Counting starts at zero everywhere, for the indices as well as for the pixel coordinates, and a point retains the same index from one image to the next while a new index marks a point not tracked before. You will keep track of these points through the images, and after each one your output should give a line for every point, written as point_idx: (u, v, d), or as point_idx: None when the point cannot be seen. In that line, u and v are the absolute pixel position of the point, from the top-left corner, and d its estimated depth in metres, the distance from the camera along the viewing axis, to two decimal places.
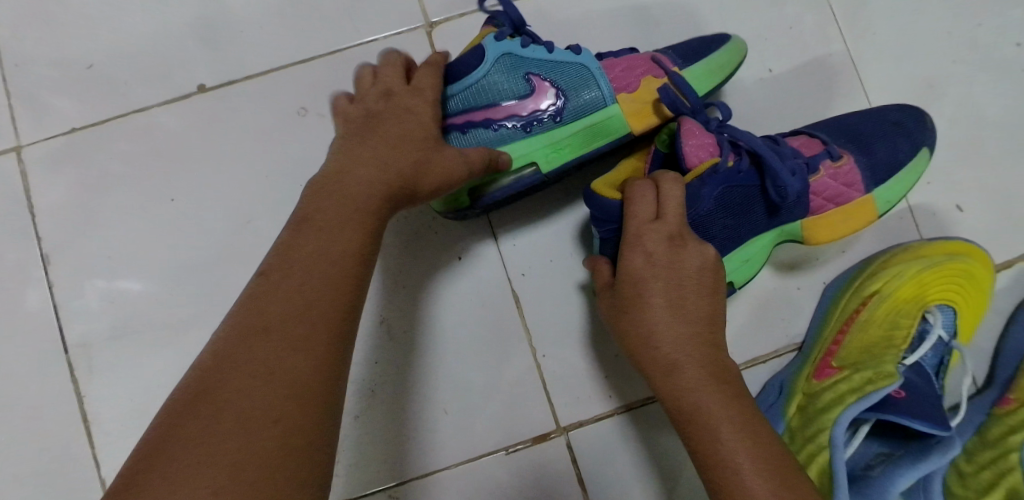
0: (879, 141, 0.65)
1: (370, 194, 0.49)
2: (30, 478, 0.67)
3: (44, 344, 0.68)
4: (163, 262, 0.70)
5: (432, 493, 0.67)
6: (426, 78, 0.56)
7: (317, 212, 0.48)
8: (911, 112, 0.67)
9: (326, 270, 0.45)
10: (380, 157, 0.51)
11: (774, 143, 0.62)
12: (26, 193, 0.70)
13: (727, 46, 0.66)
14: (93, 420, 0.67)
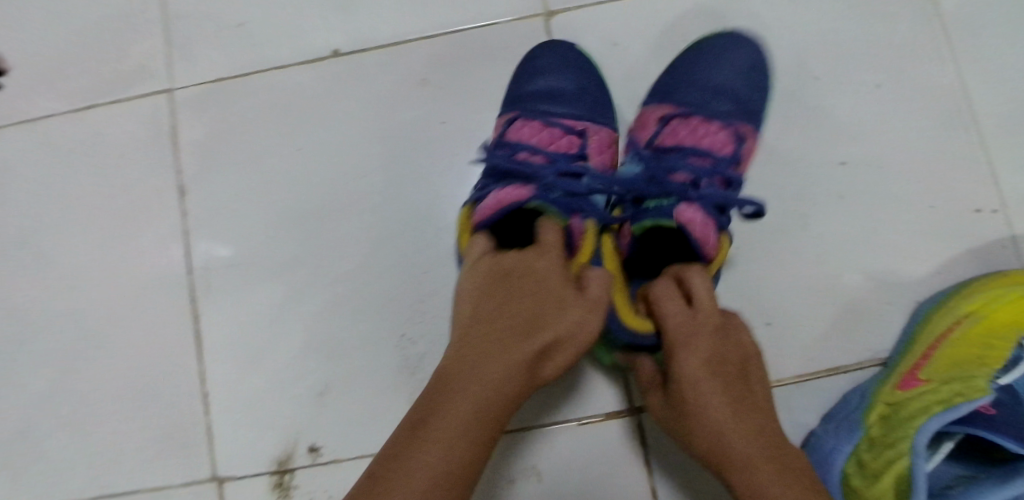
0: (746, 89, 0.71)
1: (510, 361, 0.52)
2: (146, 384, 0.74)
3: (170, 266, 0.75)
4: (282, 207, 0.75)
5: (504, 449, 0.70)
6: (553, 258, 0.57)
7: (463, 362, 0.52)
8: (745, 42, 0.73)
9: (474, 402, 0.51)
10: (508, 310, 0.54)
11: (700, 158, 0.68)
12: (171, 130, 0.77)
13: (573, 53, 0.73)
14: (205, 339, 0.73)
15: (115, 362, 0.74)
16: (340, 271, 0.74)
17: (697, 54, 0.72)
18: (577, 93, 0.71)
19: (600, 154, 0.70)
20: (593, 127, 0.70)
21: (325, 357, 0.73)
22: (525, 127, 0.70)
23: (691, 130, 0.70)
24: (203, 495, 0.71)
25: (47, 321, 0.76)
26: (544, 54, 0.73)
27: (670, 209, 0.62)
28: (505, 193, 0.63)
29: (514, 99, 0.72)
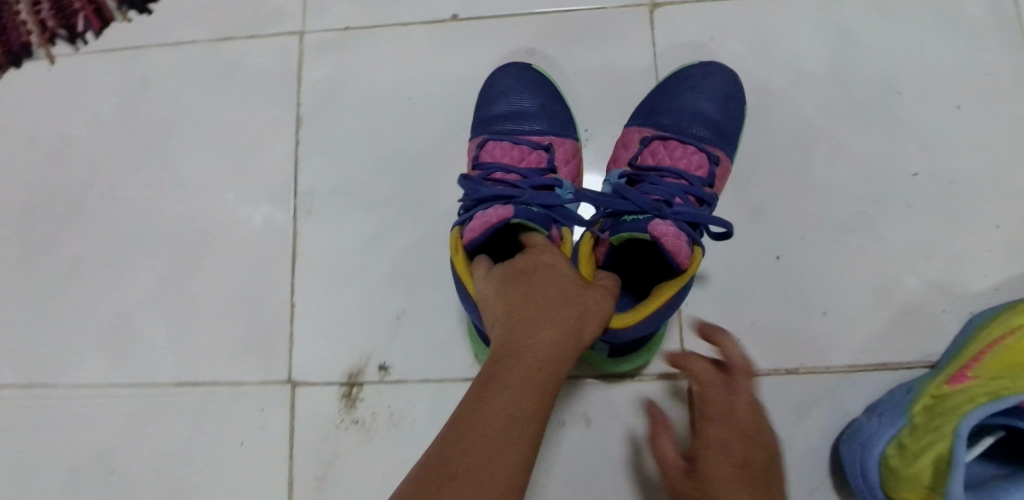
0: (721, 116, 0.77)
1: (551, 339, 0.56)
2: (238, 287, 0.80)
3: (279, 186, 0.83)
4: (386, 148, 0.83)
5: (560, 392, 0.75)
6: (550, 258, 0.62)
7: (509, 342, 0.56)
8: (724, 73, 0.78)
9: (528, 374, 0.54)
10: (535, 307, 0.57)
11: (678, 177, 0.73)
12: (298, 68, 0.85)
13: (526, 72, 0.80)
14: (301, 254, 0.80)
15: (216, 264, 0.82)
16: (431, 211, 0.80)
17: (675, 82, 0.78)
18: (538, 111, 0.78)
19: (566, 166, 0.77)
20: (558, 138, 0.77)
21: (405, 286, 0.79)
22: (495, 144, 0.77)
23: (670, 152, 0.76)
24: (276, 395, 0.76)
25: (158, 222, 0.84)
26: (502, 78, 0.80)
27: (643, 224, 0.65)
28: (490, 214, 0.66)
29: (482, 123, 0.79)
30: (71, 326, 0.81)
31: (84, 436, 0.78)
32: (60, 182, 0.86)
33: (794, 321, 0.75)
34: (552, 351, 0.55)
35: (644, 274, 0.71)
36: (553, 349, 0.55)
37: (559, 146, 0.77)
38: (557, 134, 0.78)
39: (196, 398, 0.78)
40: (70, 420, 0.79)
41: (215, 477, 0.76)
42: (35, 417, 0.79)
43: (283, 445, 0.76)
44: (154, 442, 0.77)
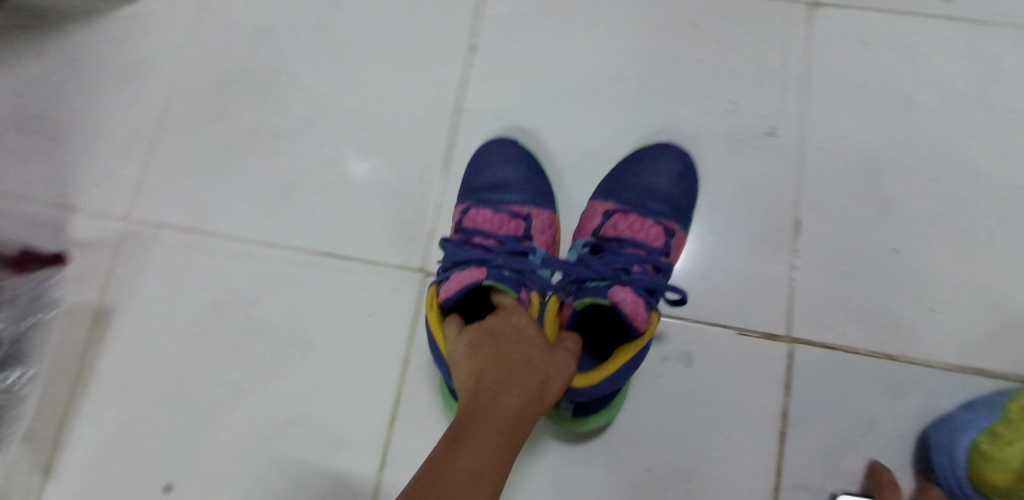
0: (679, 192, 0.82)
1: (519, 391, 0.61)
2: (392, 183, 0.89)
3: (444, 102, 0.91)
4: (547, 85, 0.89)
5: (667, 327, 0.80)
6: (517, 319, 0.68)
7: (478, 397, 0.61)
8: (679, 154, 0.84)
9: (497, 423, 0.59)
10: (498, 376, 0.62)
11: (637, 247, 0.79)
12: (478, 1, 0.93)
13: (512, 144, 0.86)
14: (453, 164, 0.88)
15: (375, 159, 0.90)
16: (578, 150, 0.87)
17: (640, 160, 0.84)
18: (519, 184, 0.84)
19: (541, 235, 0.83)
20: (538, 208, 0.84)
21: None
22: (478, 212, 0.83)
23: (630, 225, 0.81)
24: (410, 280, 0.86)
25: (332, 112, 0.93)
26: (490, 151, 0.86)
27: (603, 293, 0.72)
28: (463, 275, 0.74)
29: (470, 192, 0.85)
30: (241, 187, 0.92)
31: (236, 281, 0.89)
32: (254, 63, 0.97)
33: (899, 313, 0.79)
34: (511, 416, 0.60)
35: (605, 340, 0.77)
36: (521, 400, 0.61)
37: (536, 216, 0.83)
38: (535, 205, 0.84)
39: (339, 270, 0.87)
40: (228, 268, 0.90)
41: (342, 339, 0.86)
42: (198, 256, 0.91)
43: (410, 323, 0.85)
44: (295, 300, 0.87)
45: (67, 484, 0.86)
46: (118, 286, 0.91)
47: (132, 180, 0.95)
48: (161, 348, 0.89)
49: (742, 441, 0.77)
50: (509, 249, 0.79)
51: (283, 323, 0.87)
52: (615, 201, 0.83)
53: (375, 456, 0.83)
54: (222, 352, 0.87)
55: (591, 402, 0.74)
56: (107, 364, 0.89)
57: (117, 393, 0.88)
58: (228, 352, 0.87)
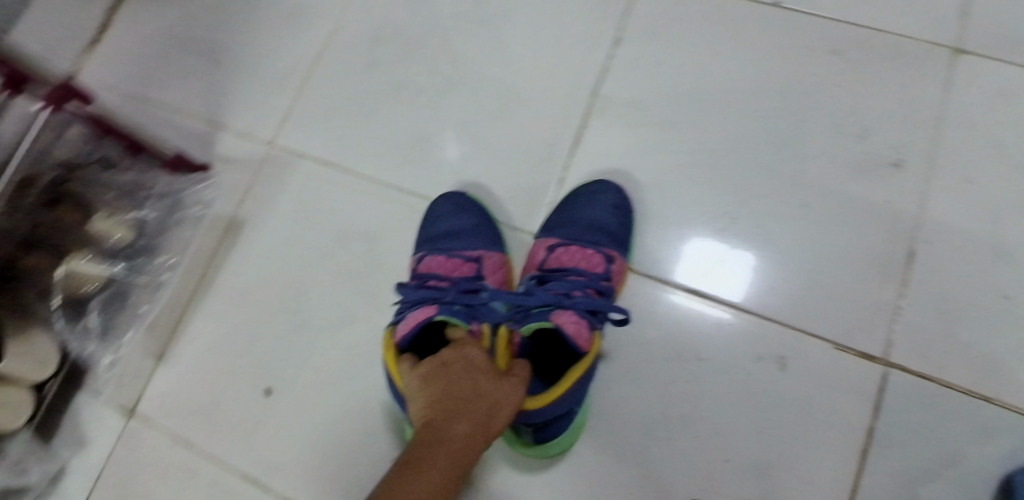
0: (615, 223, 0.87)
1: (466, 426, 0.67)
2: (519, 152, 0.93)
3: (582, 86, 0.94)
4: (684, 84, 0.93)
5: (765, 329, 0.83)
6: (469, 351, 0.73)
7: (432, 431, 0.67)
8: (613, 188, 0.88)
9: (444, 456, 0.65)
10: (447, 415, 0.67)
11: (578, 276, 0.84)
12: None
13: (464, 195, 0.91)
14: (580, 144, 0.92)
15: (506, 127, 0.94)
16: (706, 149, 0.90)
17: (577, 197, 0.89)
18: (473, 229, 0.89)
19: (493, 275, 0.88)
20: (488, 251, 0.88)
21: (658, 200, 0.89)
22: (432, 261, 0.87)
23: (571, 256, 0.86)
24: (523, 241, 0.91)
25: (473, 78, 0.98)
26: (439, 207, 0.90)
27: (545, 320, 0.79)
28: (416, 316, 0.80)
29: (423, 243, 0.90)
30: (378, 133, 0.98)
31: (360, 218, 0.94)
32: (407, 23, 1.02)
33: (1001, 358, 0.79)
34: (455, 450, 0.66)
35: (553, 370, 0.82)
36: (469, 433, 0.67)
37: (489, 257, 0.88)
38: (488, 245, 0.89)
39: None
40: (354, 205, 0.95)
41: None
42: (328, 190, 0.96)
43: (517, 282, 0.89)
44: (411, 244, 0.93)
45: (176, 371, 0.94)
46: (251, 204, 0.97)
47: (278, 111, 1.02)
48: (281, 268, 0.95)
49: (824, 452, 0.79)
50: (461, 287, 0.84)
51: (397, 264, 0.92)
52: (558, 237, 0.87)
53: None
54: (336, 280, 0.93)
55: (547, 427, 0.78)
56: (229, 272, 0.95)
57: (234, 300, 0.95)
58: (342, 281, 0.93)
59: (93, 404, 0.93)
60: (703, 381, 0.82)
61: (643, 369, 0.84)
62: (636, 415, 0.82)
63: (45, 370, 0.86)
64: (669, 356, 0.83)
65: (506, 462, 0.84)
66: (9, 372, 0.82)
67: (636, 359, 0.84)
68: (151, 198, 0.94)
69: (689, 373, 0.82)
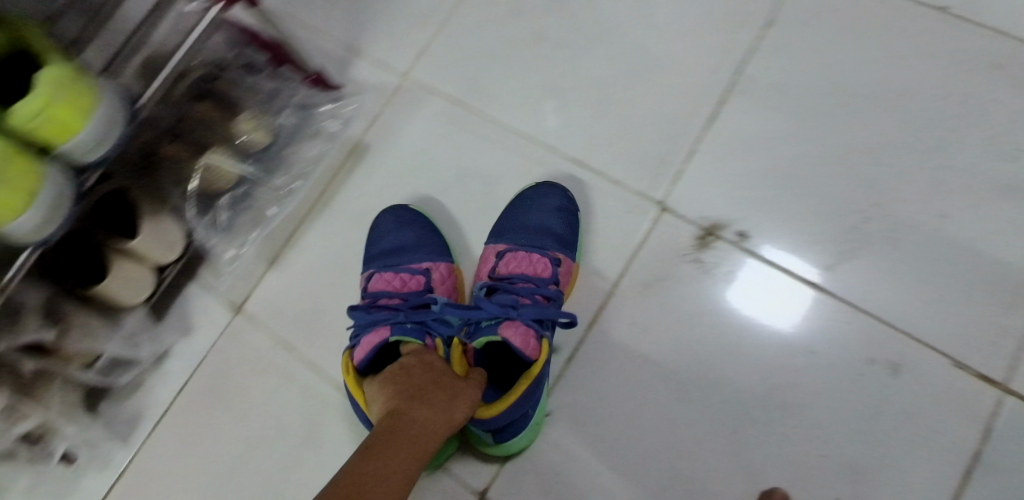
0: (561, 225, 0.88)
1: (429, 413, 0.69)
2: (652, 119, 0.92)
3: (727, 61, 0.92)
4: (835, 75, 0.89)
5: (882, 334, 0.82)
6: (425, 358, 0.76)
7: (396, 417, 0.69)
8: (559, 190, 0.90)
9: (408, 437, 0.67)
10: (409, 405, 0.70)
11: (526, 281, 0.85)
12: None
13: (407, 208, 0.93)
14: (717, 120, 0.90)
15: (643, 92, 0.93)
16: (849, 144, 0.87)
17: (521, 201, 0.91)
18: (417, 244, 0.90)
19: (441, 286, 0.89)
20: (434, 263, 0.90)
21: (790, 188, 0.87)
22: (380, 279, 0.89)
23: (520, 262, 0.88)
24: (646, 209, 0.89)
25: (615, 37, 0.96)
26: (384, 222, 0.93)
27: (490, 332, 0.79)
28: (370, 335, 0.80)
29: (371, 263, 0.91)
30: (512, 79, 0.98)
31: (485, 159, 0.95)
32: None
33: None
34: (417, 434, 0.68)
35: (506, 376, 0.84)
36: (433, 419, 0.69)
37: (436, 269, 0.90)
38: (433, 256, 0.90)
39: (580, 180, 0.92)
40: (478, 147, 0.96)
41: None
42: (455, 128, 0.97)
43: (633, 245, 0.88)
44: (530, 194, 0.93)
45: (286, 276, 0.97)
46: (379, 129, 0.99)
47: (417, 42, 1.02)
48: (400, 196, 0.97)
49: (923, 465, 0.78)
50: (409, 304, 0.85)
51: None
52: (506, 247, 0.89)
53: (564, 351, 0.88)
54: (453, 217, 0.95)
55: (506, 430, 0.81)
56: (349, 192, 0.98)
57: (351, 220, 0.97)
58: (458, 219, 0.94)
59: (206, 297, 0.97)
60: (812, 375, 0.82)
61: (752, 353, 0.84)
62: (740, 395, 0.84)
63: (172, 254, 0.91)
64: (781, 345, 0.84)
65: (601, 418, 0.86)
66: (142, 249, 0.87)
67: (746, 342, 0.84)
68: (287, 108, 0.95)
69: (799, 365, 0.83)
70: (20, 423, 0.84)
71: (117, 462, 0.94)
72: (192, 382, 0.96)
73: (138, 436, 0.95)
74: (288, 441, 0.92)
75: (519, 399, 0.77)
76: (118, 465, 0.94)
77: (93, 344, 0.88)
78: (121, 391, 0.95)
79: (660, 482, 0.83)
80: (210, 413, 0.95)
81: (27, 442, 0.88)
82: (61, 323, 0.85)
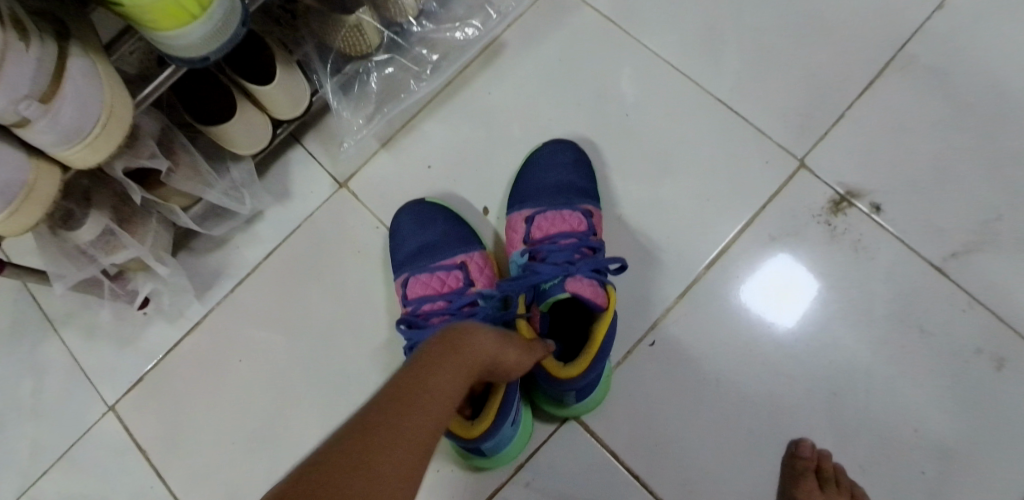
0: (582, 180, 0.85)
1: (482, 343, 0.58)
2: (805, 76, 0.90)
3: (893, 33, 0.89)
4: (1002, 68, 0.87)
5: (997, 331, 0.82)
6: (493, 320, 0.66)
7: (447, 339, 0.57)
8: (570, 145, 0.87)
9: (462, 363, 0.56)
10: (463, 332, 0.58)
11: (567, 238, 0.79)
12: None
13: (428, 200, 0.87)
14: (871, 91, 0.88)
15: (801, 48, 0.91)
16: (999, 141, 0.85)
17: (529, 165, 0.86)
18: (443, 236, 0.85)
19: (481, 275, 0.83)
20: (468, 254, 0.84)
21: (931, 171, 0.86)
22: (417, 283, 0.82)
23: (552, 222, 0.82)
24: (784, 162, 0.88)
25: None
26: (401, 223, 0.86)
27: (557, 292, 0.73)
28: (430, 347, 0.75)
29: (399, 267, 0.85)
30: (666, 5, 0.93)
31: (628, 81, 0.92)
32: None
33: None
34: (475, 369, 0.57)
35: (569, 338, 0.78)
36: (486, 349, 0.58)
37: (472, 261, 0.83)
38: (465, 248, 0.84)
39: (719, 123, 0.89)
40: (618, 68, 0.92)
41: (695, 180, 0.88)
42: (598, 43, 0.93)
43: (764, 198, 0.87)
44: (666, 126, 0.90)
45: (398, 162, 0.92)
46: (519, 29, 0.94)
47: None
48: (529, 100, 0.92)
49: (1015, 462, 0.79)
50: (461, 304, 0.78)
51: (651, 139, 0.90)
52: (530, 217, 0.83)
53: (675, 289, 0.86)
54: (582, 132, 0.91)
55: (580, 396, 0.77)
56: (477, 86, 0.93)
57: (475, 116, 0.92)
58: (586, 137, 0.91)
59: (308, 164, 0.92)
60: (921, 355, 0.83)
61: (866, 323, 0.84)
62: (843, 361, 0.83)
63: (294, 111, 0.86)
64: (895, 321, 0.83)
65: (701, 361, 0.85)
66: (267, 98, 0.82)
67: (858, 313, 0.84)
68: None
69: (908, 342, 0.83)
70: (114, 254, 0.79)
71: (190, 315, 0.90)
72: (276, 248, 0.91)
73: (216, 293, 0.90)
74: (375, 328, 0.88)
75: (597, 350, 0.73)
76: (192, 318, 0.90)
77: (194, 190, 0.82)
78: (206, 244, 0.91)
79: (748, 430, 0.83)
80: (296, 286, 0.90)
81: (111, 274, 0.83)
82: (170, 159, 0.79)
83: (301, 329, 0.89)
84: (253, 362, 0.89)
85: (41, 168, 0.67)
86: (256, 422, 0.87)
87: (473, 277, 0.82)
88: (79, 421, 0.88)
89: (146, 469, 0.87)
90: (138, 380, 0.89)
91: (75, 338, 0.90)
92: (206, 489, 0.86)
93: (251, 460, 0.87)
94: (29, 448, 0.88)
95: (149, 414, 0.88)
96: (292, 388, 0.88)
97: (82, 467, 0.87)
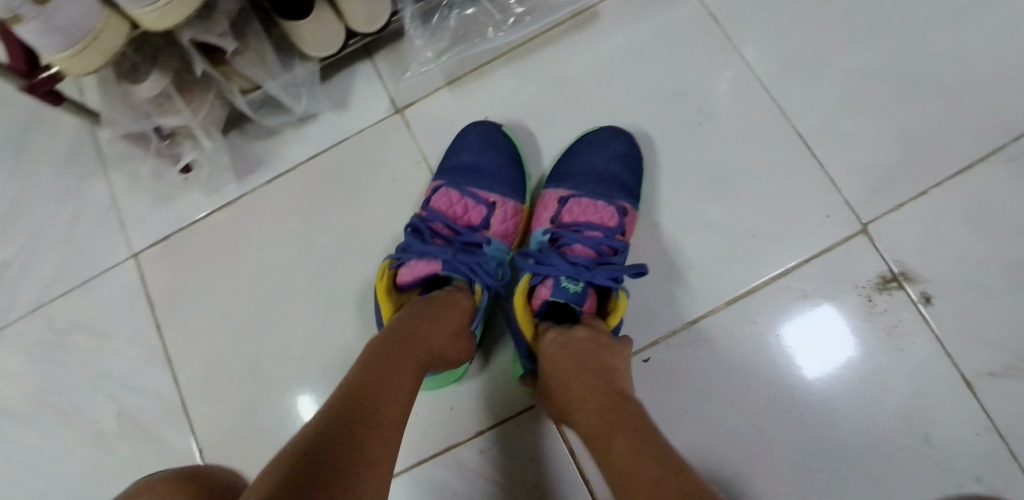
0: (628, 176, 0.83)
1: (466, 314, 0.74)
2: (900, 139, 0.83)
3: (1010, 121, 0.81)
4: None
5: (1004, 462, 0.76)
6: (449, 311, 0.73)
7: (437, 304, 0.72)
8: (624, 136, 0.84)
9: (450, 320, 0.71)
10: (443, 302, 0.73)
11: (594, 229, 0.79)
12: None
13: (502, 128, 0.87)
14: (964, 175, 0.81)
15: (906, 109, 0.83)
16: None
17: (585, 142, 0.85)
18: (494, 171, 0.85)
19: (501, 224, 0.83)
20: (502, 197, 0.84)
21: (995, 278, 0.79)
22: (445, 197, 0.84)
23: (584, 210, 0.82)
24: (846, 220, 0.82)
25: (909, 37, 0.84)
26: (468, 134, 0.87)
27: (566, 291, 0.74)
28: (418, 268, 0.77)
29: (442, 171, 0.86)
30: (777, 23, 0.86)
31: (711, 89, 0.86)
32: None
33: None
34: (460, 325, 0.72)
35: None
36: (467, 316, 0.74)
37: (501, 206, 0.84)
38: (502, 192, 0.84)
39: (792, 160, 0.84)
40: (706, 73, 0.87)
41: (745, 212, 0.84)
42: (694, 41, 0.87)
43: (811, 251, 0.82)
44: (735, 148, 0.85)
45: (458, 104, 0.90)
46: (617, 5, 0.89)
47: None
48: (605, 79, 0.88)
49: None
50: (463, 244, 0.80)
51: (714, 156, 0.85)
52: (566, 197, 0.82)
53: (689, 313, 0.83)
54: (647, 127, 0.87)
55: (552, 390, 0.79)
56: (557, 50, 0.90)
57: (546, 80, 0.89)
58: (649, 133, 0.87)
59: (374, 80, 0.92)
60: (917, 461, 0.78)
61: (870, 409, 0.79)
62: (835, 440, 0.79)
63: (371, 26, 0.84)
64: (902, 417, 0.79)
65: (693, 391, 0.82)
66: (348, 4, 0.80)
67: (865, 396, 0.79)
68: None
69: (908, 443, 0.78)
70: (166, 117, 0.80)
71: (226, 193, 0.93)
72: (320, 152, 0.92)
73: (255, 179, 0.93)
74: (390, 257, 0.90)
75: None
76: (226, 196, 0.93)
77: (256, 76, 0.83)
78: (259, 130, 0.93)
79: (715, 474, 0.80)
80: (329, 194, 0.92)
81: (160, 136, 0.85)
82: (240, 42, 0.79)
83: (322, 235, 0.91)
84: (271, 253, 0.92)
85: (110, 17, 0.69)
86: (258, 309, 0.91)
87: (492, 220, 0.83)
88: (104, 259, 0.93)
89: (150, 320, 0.92)
90: (164, 237, 0.93)
91: (120, 182, 0.94)
92: (197, 355, 0.91)
93: (242, 342, 0.91)
94: (54, 269, 0.94)
95: (165, 272, 0.92)
96: (300, 289, 0.91)
97: (96, 301, 0.92)
